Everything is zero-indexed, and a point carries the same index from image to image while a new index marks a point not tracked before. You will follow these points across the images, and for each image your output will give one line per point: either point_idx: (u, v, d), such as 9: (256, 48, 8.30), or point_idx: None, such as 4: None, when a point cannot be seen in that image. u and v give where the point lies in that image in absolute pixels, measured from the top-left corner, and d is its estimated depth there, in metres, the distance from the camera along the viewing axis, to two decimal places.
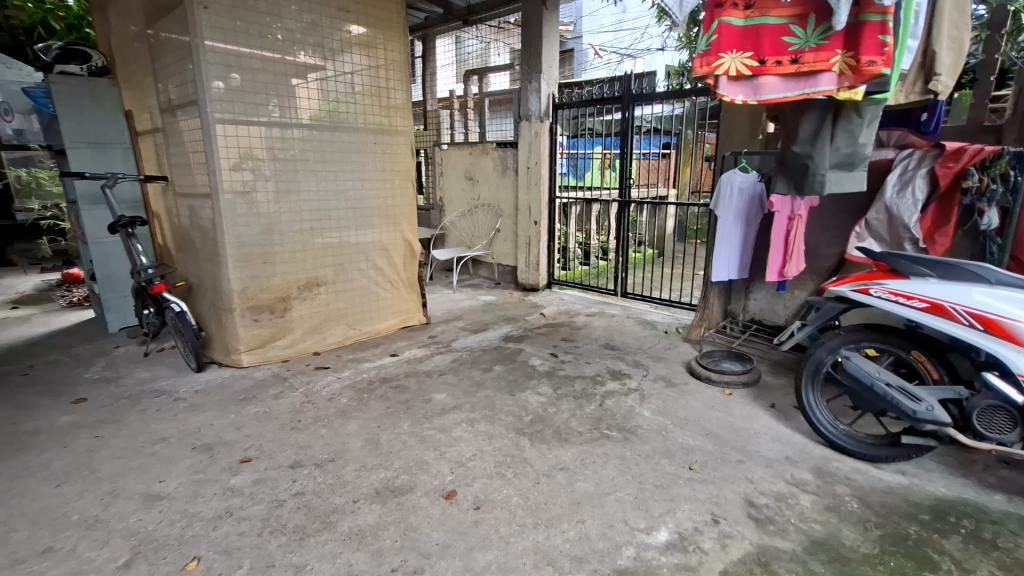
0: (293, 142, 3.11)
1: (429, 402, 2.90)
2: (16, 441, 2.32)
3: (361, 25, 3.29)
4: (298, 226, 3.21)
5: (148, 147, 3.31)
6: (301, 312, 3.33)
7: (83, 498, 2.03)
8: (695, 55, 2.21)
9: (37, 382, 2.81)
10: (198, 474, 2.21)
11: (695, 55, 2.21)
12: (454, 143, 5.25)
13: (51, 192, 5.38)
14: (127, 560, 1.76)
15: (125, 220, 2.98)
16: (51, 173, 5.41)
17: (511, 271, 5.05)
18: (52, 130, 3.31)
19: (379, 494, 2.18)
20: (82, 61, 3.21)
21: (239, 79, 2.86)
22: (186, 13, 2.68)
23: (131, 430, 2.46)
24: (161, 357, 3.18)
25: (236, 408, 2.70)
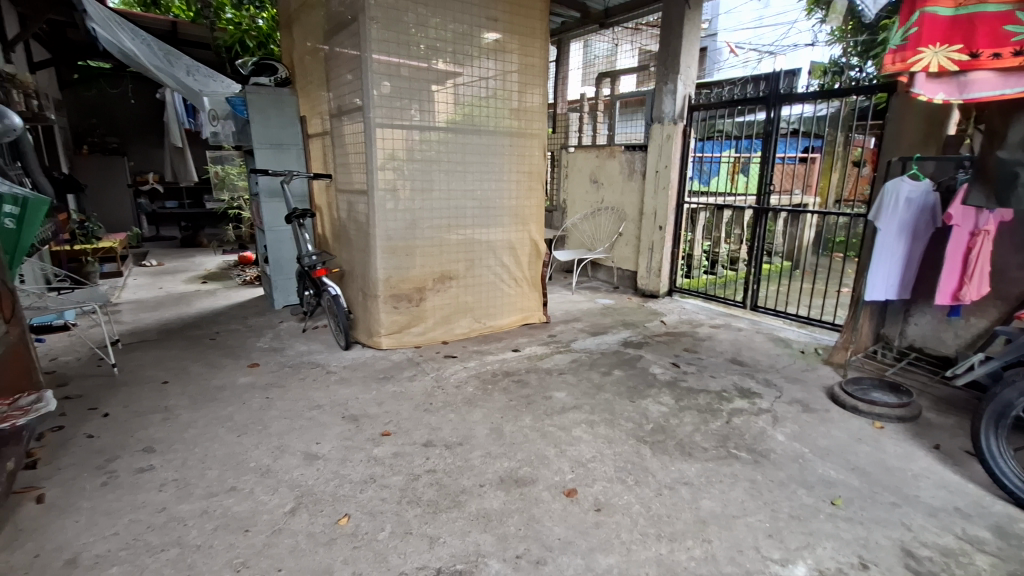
0: (433, 144, 3.34)
1: (550, 400, 2.95)
2: (209, 394, 2.76)
3: (497, 32, 3.41)
4: (435, 222, 3.44)
5: (317, 147, 3.74)
6: (434, 303, 3.57)
7: (258, 448, 2.35)
8: (891, 51, 2.36)
9: (221, 346, 3.32)
10: (347, 441, 2.46)
11: (890, 51, 2.36)
12: (581, 146, 5.28)
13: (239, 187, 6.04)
14: (292, 507, 2.02)
15: (298, 212, 3.41)
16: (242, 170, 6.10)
17: (630, 276, 4.97)
18: (244, 133, 3.88)
19: (503, 482, 2.27)
20: (271, 73, 3.78)
21: (393, 86, 3.12)
22: (358, 29, 3.00)
23: (293, 395, 2.81)
24: (315, 333, 3.59)
25: (377, 385, 2.98)
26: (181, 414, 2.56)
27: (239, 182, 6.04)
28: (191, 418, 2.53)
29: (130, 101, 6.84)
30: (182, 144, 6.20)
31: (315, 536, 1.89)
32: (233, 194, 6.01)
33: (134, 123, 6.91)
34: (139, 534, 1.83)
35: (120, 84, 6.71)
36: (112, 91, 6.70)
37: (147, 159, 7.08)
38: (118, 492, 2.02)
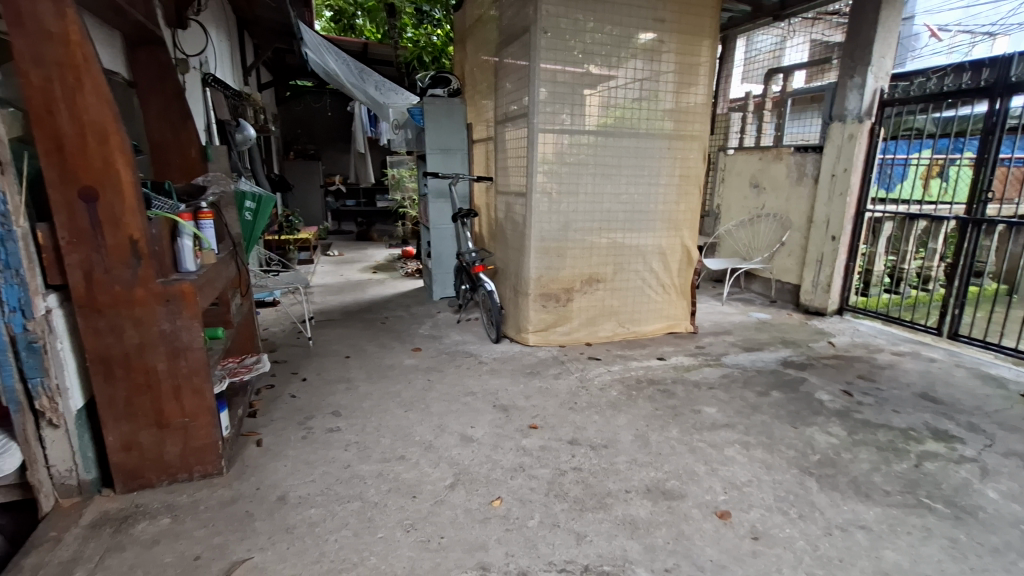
0: (585, 147, 3.36)
1: (699, 414, 2.81)
2: (382, 370, 3.12)
3: (652, 31, 3.32)
4: (588, 225, 3.49)
5: (480, 152, 4.02)
6: (581, 304, 3.62)
7: (422, 425, 2.59)
8: None
9: (390, 329, 3.73)
10: (498, 428, 2.61)
11: None
12: (742, 148, 4.98)
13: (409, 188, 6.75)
14: (451, 482, 2.20)
15: (463, 211, 3.70)
16: (412, 173, 6.82)
17: (792, 290, 4.53)
18: (419, 139, 4.31)
19: (650, 491, 2.21)
20: (445, 86, 4.14)
21: (550, 92, 3.21)
22: (529, 39, 3.15)
23: (450, 379, 3.06)
24: (468, 325, 3.86)
25: (525, 379, 3.11)
26: (359, 386, 2.93)
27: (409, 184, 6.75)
28: (367, 391, 2.88)
29: (327, 114, 7.97)
30: (364, 150, 7.08)
31: (472, 512, 2.03)
32: (402, 194, 6.69)
33: (328, 132, 8.03)
34: (331, 484, 2.13)
35: (321, 98, 7.87)
36: (315, 105, 7.88)
37: (334, 163, 8.21)
38: (314, 446, 2.37)
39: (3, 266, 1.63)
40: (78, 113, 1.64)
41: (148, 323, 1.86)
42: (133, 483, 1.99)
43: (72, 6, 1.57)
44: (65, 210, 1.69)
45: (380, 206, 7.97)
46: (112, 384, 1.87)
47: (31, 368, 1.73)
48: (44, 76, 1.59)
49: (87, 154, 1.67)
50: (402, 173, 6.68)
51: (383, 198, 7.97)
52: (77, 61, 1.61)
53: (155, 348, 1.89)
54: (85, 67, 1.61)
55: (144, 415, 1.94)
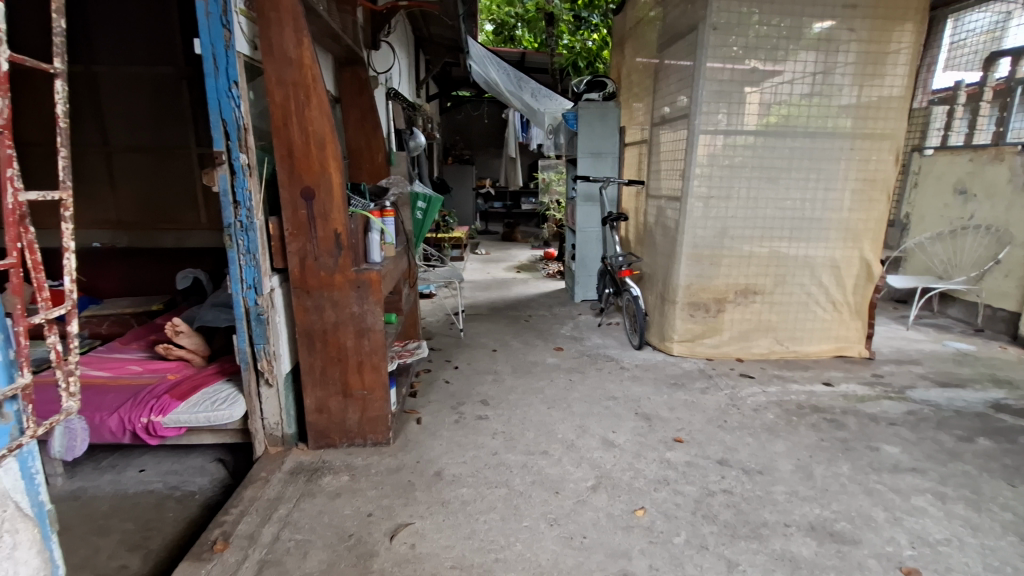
0: (742, 150, 3.13)
1: (877, 452, 2.45)
2: (526, 366, 3.23)
3: (831, 19, 2.97)
4: (748, 232, 3.25)
5: (632, 155, 3.99)
6: (733, 316, 3.39)
7: (564, 423, 2.63)
8: None
9: (533, 327, 3.85)
10: (641, 437, 2.54)
11: None
12: (945, 147, 4.31)
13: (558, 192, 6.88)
14: (594, 484, 2.20)
15: (613, 215, 3.70)
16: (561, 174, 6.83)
17: (1008, 318, 3.74)
18: (571, 143, 4.39)
19: (815, 530, 1.97)
20: (601, 89, 4.17)
21: (711, 92, 3.05)
22: (696, 37, 3.02)
23: (592, 382, 3.06)
24: (609, 329, 3.83)
25: (669, 390, 3.00)
26: (505, 379, 3.07)
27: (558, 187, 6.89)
28: (512, 384, 3.01)
29: (484, 122, 8.49)
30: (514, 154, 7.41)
31: (615, 518, 2.01)
32: (549, 197, 6.88)
33: (482, 138, 8.54)
34: (481, 468, 2.27)
35: (479, 107, 8.42)
36: (473, 114, 8.45)
37: (484, 167, 8.72)
38: (465, 430, 2.54)
39: (246, 251, 2.01)
40: (306, 125, 1.95)
41: (344, 305, 2.16)
42: (322, 441, 2.32)
43: (308, 36, 1.88)
44: (290, 205, 2.03)
45: (526, 209, 8.39)
46: (312, 354, 2.20)
47: (258, 335, 2.11)
48: (284, 94, 1.92)
49: (309, 159, 1.99)
50: (553, 176, 6.81)
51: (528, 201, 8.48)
52: (309, 81, 1.92)
53: (346, 327, 2.18)
54: (313, 86, 1.92)
55: (334, 384, 2.25)
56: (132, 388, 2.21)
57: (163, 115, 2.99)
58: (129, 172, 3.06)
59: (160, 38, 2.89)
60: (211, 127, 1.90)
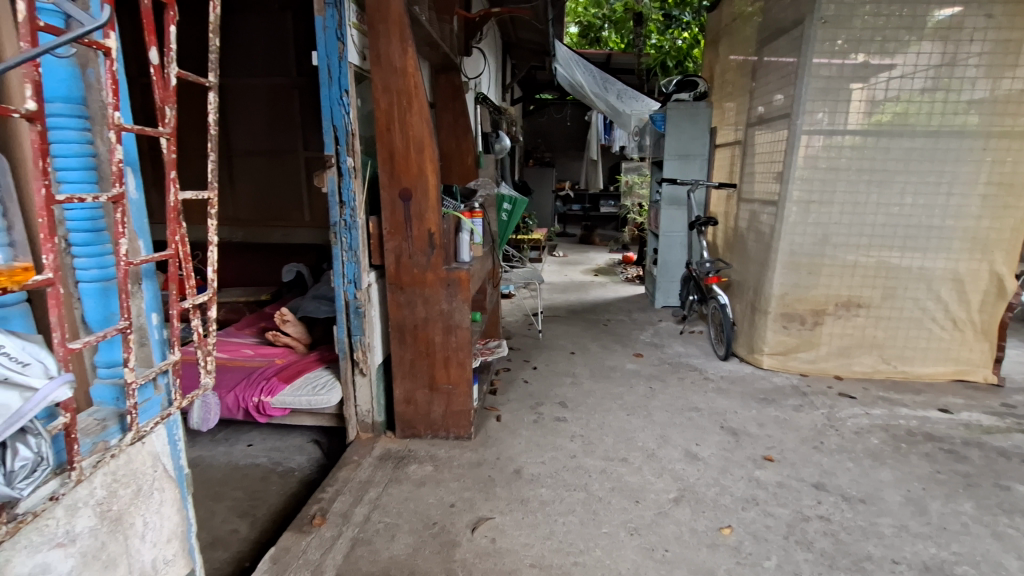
0: (844, 150, 2.90)
1: (1007, 491, 2.16)
2: (604, 371, 3.20)
3: (958, 5, 2.67)
4: (854, 241, 3.00)
5: (724, 157, 3.82)
6: (832, 330, 3.14)
7: (644, 432, 2.57)
8: None
9: (612, 332, 3.80)
10: (727, 452, 2.42)
11: None
12: None
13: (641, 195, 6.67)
14: (676, 496, 2.13)
15: (701, 220, 3.57)
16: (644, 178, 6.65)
17: None
18: (658, 145, 4.28)
19: (930, 571, 1.77)
20: (691, 89, 4.03)
21: (815, 90, 2.85)
22: (802, 32, 2.84)
23: (674, 391, 2.97)
24: (691, 338, 3.70)
25: (757, 405, 2.83)
26: (584, 382, 3.05)
27: (641, 190, 6.66)
28: (591, 388, 2.99)
29: (567, 124, 8.49)
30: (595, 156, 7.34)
31: (698, 534, 1.93)
32: (633, 200, 6.66)
33: (563, 141, 8.55)
34: (559, 469, 2.27)
35: (563, 110, 8.44)
36: (556, 116, 8.47)
37: (564, 170, 8.73)
38: (544, 431, 2.55)
39: (348, 248, 2.15)
40: (407, 130, 2.06)
41: (434, 301, 2.25)
42: (408, 431, 2.43)
43: (412, 46, 1.99)
44: (390, 206, 2.15)
45: (605, 212, 8.28)
46: (403, 348, 2.32)
47: (355, 327, 2.25)
48: (388, 101, 2.04)
49: (408, 162, 2.09)
50: (636, 179, 6.64)
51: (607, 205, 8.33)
52: (411, 88, 2.02)
53: (436, 323, 2.28)
54: (415, 93, 2.02)
55: (422, 377, 2.35)
56: (246, 368, 2.44)
57: (277, 121, 3.26)
58: (247, 173, 3.37)
59: (278, 52, 3.17)
60: (323, 133, 2.06)
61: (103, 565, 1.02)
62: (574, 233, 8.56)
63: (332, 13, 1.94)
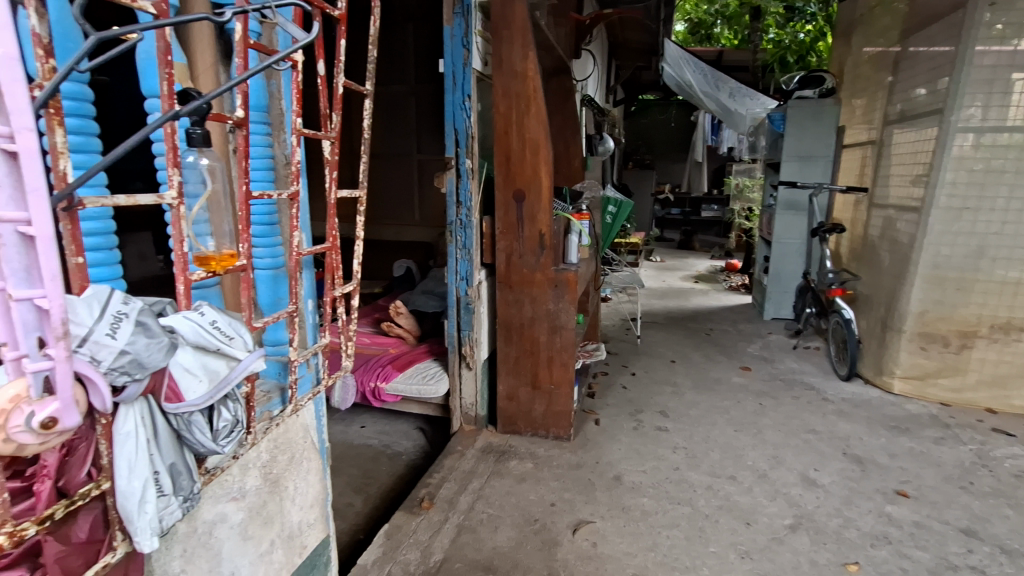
0: (1008, 151, 2.51)
1: None
2: (709, 382, 3.05)
3: None
4: (1019, 256, 2.60)
5: (853, 159, 3.49)
6: (985, 356, 2.75)
7: (755, 450, 2.42)
8: None
9: (716, 342, 3.61)
10: (852, 482, 2.21)
11: None
12: None
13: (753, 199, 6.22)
14: (792, 523, 1.97)
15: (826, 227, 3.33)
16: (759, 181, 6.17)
17: None
18: (775, 146, 4.00)
19: None
20: (817, 85, 3.73)
21: (976, 81, 2.49)
22: (961, 18, 2.50)
23: (787, 410, 2.76)
24: (806, 354, 3.42)
25: (887, 433, 2.55)
26: (686, 393, 2.93)
27: (753, 194, 6.21)
28: (694, 399, 2.86)
29: (670, 125, 8.21)
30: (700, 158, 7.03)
31: (820, 567, 1.77)
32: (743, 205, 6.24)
33: (664, 142, 8.29)
34: (662, 480, 2.20)
35: (667, 111, 8.18)
36: (659, 117, 8.24)
37: (665, 172, 8.47)
38: (644, 439, 2.49)
39: (463, 247, 2.25)
40: (524, 133, 2.11)
41: (541, 301, 2.29)
42: (509, 427, 2.48)
43: (533, 51, 2.03)
44: (503, 207, 2.22)
45: (707, 216, 7.91)
46: (509, 345, 2.37)
47: (465, 322, 2.34)
48: (508, 105, 2.10)
49: (523, 164, 2.14)
50: (747, 181, 6.23)
51: (708, 210, 7.85)
52: (531, 92, 2.06)
53: (541, 323, 2.31)
54: (534, 96, 2.06)
55: (526, 375, 2.39)
56: (364, 355, 2.64)
57: (394, 126, 3.46)
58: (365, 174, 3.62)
59: (398, 61, 3.37)
60: (445, 137, 2.16)
61: (263, 521, 1.14)
62: (672, 238, 8.27)
63: (460, 22, 2.03)
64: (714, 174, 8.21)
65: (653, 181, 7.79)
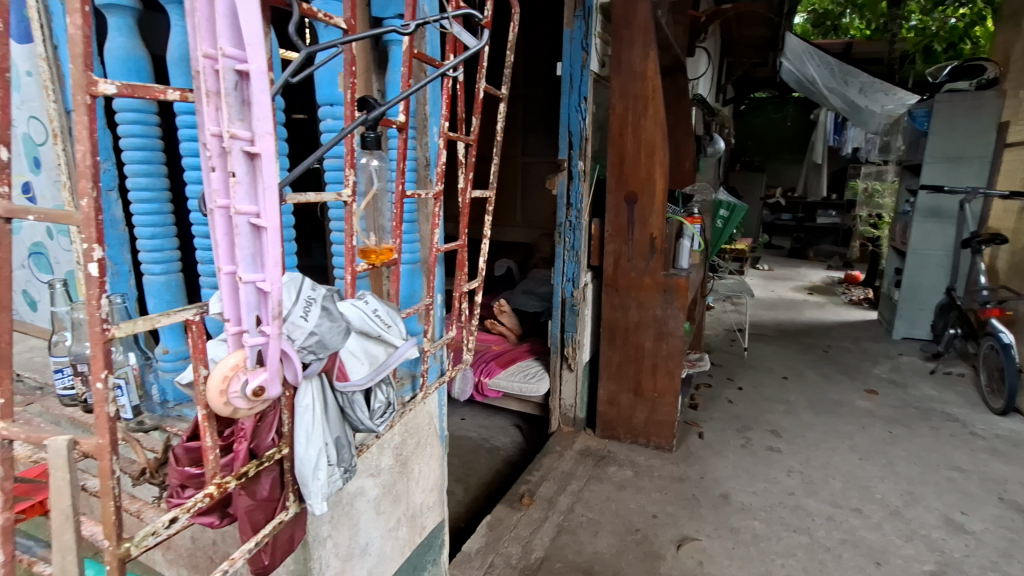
0: None
1: None
2: (827, 404, 2.80)
3: None
4: None
5: (1018, 159, 3.03)
6: None
7: (885, 483, 2.18)
8: None
9: (835, 360, 3.31)
10: (1010, 532, 1.91)
11: None
12: None
13: (884, 204, 5.54)
14: (934, 570, 1.74)
15: (981, 237, 2.95)
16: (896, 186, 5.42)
17: None
18: (916, 147, 3.60)
19: None
20: (973, 76, 3.26)
21: None
22: None
23: (924, 442, 2.46)
24: (947, 380, 3.02)
25: None
26: (801, 413, 2.71)
27: (885, 199, 5.55)
28: (811, 421, 2.64)
29: (787, 124, 7.62)
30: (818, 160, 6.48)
31: None
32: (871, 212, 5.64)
33: (777, 143, 7.74)
34: (775, 504, 2.05)
35: (784, 109, 7.61)
36: (774, 116, 7.67)
37: (777, 175, 7.92)
38: (754, 459, 2.34)
39: (571, 248, 2.26)
40: (640, 134, 2.07)
41: (648, 306, 2.23)
42: (608, 432, 2.44)
43: (655, 50, 1.99)
44: (615, 209, 2.19)
45: (823, 224, 7.43)
46: (612, 349, 2.34)
47: (569, 324, 2.34)
48: (624, 106, 2.07)
49: (637, 166, 2.10)
50: (877, 185, 5.56)
51: (824, 216, 7.36)
52: (650, 92, 2.02)
53: (647, 329, 2.26)
54: (654, 97, 2.01)
55: (628, 381, 2.34)
56: None
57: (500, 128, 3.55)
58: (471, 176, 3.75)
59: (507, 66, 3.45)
60: (559, 139, 2.18)
61: (392, 499, 1.22)
62: (781, 246, 7.88)
63: (580, 25, 2.04)
64: (833, 177, 7.52)
65: (762, 185, 7.31)
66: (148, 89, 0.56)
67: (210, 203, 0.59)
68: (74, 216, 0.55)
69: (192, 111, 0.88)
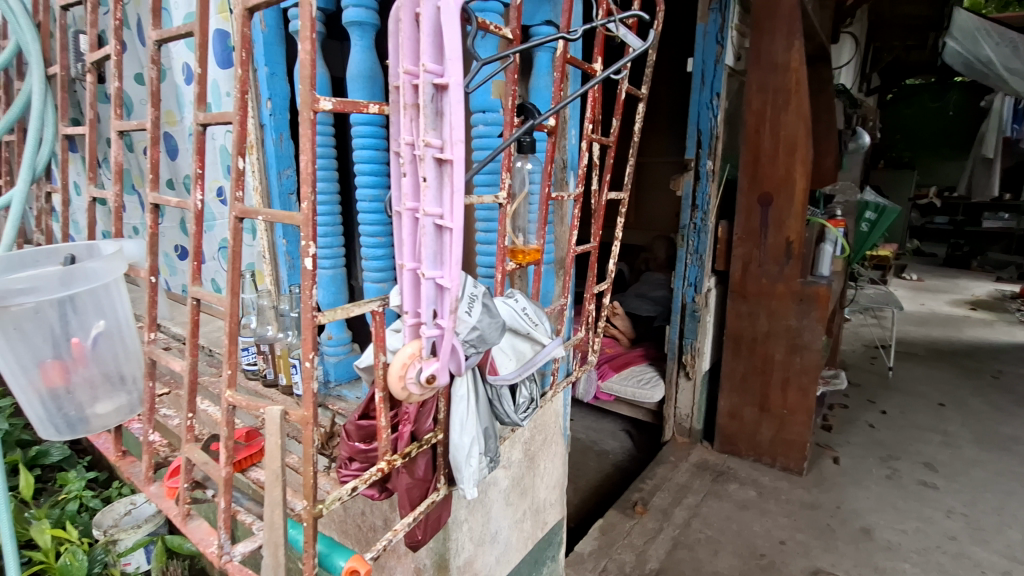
0: None
1: None
2: (999, 439, 2.40)
3: None
4: None
5: None
6: None
7: None
8: None
9: (1009, 389, 2.83)
10: None
11: None
12: None
13: None
14: None
15: None
16: None
17: None
18: None
19: None
20: None
21: None
22: None
23: None
24: None
25: None
26: (963, 446, 2.35)
27: None
28: (977, 457, 2.28)
29: (948, 114, 6.64)
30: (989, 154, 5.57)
31: None
32: None
33: (933, 135, 6.78)
34: (931, 548, 1.79)
35: (943, 96, 6.64)
36: (931, 105, 6.68)
37: (931, 172, 6.94)
38: (904, 493, 2.07)
39: (695, 251, 2.17)
40: (778, 131, 1.93)
41: (781, 316, 2.07)
42: (728, 447, 2.31)
43: (801, 40, 1.84)
44: (746, 211, 2.06)
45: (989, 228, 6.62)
46: (736, 360, 2.20)
47: (689, 330, 2.25)
48: (762, 101, 1.93)
49: (774, 165, 1.96)
50: None
51: (993, 218, 6.51)
52: (794, 85, 1.87)
53: (778, 340, 2.10)
54: (797, 89, 1.86)
55: (753, 395, 2.19)
56: None
57: None
58: None
59: None
60: (686, 138, 2.10)
61: (520, 492, 1.26)
62: (934, 254, 7.26)
63: (715, 18, 1.95)
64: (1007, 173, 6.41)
65: (912, 183, 6.45)
66: (355, 105, 0.63)
67: (401, 205, 0.65)
68: (295, 216, 0.63)
69: (367, 122, 0.96)
